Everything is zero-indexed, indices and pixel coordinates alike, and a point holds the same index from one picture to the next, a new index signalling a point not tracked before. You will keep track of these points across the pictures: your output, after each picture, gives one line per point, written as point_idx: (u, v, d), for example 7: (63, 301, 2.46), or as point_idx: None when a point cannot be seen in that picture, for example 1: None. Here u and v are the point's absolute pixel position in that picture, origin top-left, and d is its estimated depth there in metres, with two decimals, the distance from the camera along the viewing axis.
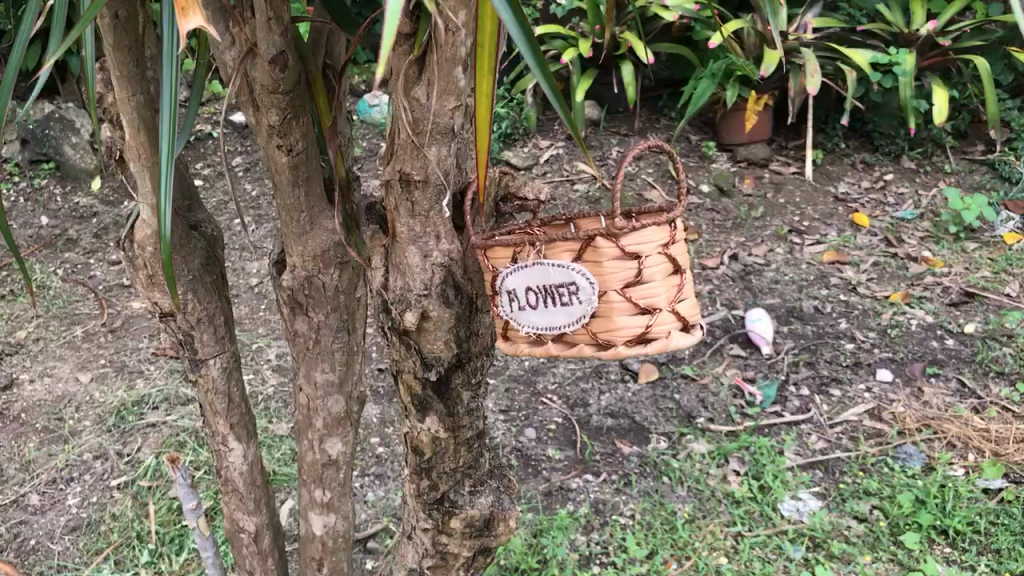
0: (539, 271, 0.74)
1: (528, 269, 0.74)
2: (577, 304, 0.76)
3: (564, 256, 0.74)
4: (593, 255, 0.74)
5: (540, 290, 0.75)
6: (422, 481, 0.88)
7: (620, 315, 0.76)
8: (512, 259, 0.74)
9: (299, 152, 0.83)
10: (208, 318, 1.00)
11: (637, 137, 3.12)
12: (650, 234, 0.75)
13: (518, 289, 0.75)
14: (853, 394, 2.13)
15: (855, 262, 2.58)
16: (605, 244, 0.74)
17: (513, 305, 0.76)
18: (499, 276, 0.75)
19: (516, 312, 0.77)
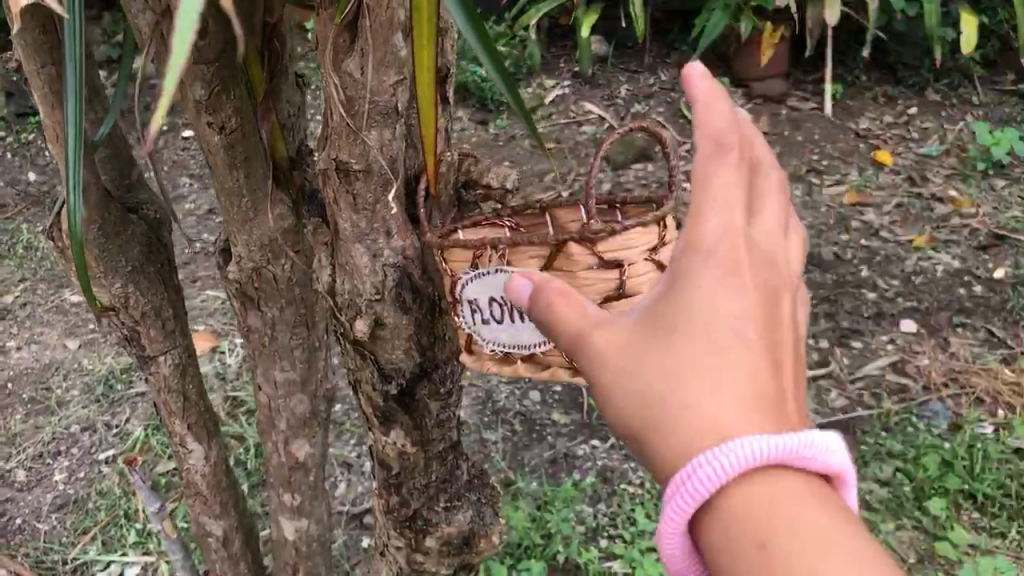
0: (499, 279, 0.67)
1: (489, 276, 0.67)
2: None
3: (533, 263, 0.67)
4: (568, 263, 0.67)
5: (505, 302, 0.68)
6: (391, 497, 0.78)
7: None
8: (474, 261, 0.67)
9: (233, 130, 0.71)
10: (155, 311, 0.89)
11: (647, 74, 2.98)
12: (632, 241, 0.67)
13: (481, 297, 0.68)
14: (874, 346, 2.02)
15: (877, 203, 2.44)
16: (578, 250, 0.66)
17: (475, 316, 0.69)
18: (458, 282, 0.68)
19: (480, 324, 0.70)
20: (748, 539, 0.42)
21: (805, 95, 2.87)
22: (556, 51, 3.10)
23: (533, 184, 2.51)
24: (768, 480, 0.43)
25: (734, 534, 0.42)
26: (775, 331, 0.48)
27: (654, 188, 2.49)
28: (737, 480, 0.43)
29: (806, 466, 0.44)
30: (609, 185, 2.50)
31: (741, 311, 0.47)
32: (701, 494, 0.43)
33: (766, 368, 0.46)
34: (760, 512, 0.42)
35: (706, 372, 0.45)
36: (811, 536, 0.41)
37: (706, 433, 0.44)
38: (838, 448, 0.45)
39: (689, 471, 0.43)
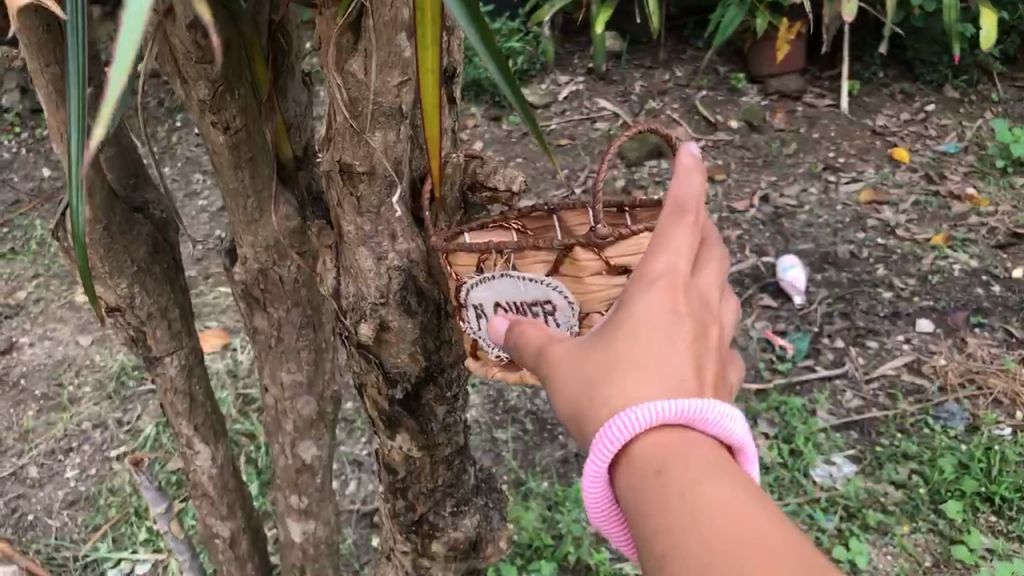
0: (503, 284, 0.62)
1: (493, 283, 0.62)
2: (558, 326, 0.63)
3: (538, 269, 0.62)
4: (574, 268, 0.62)
5: (512, 307, 0.64)
6: (398, 501, 0.77)
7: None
8: (478, 267, 0.62)
9: (238, 130, 0.71)
10: (161, 311, 0.88)
11: (662, 70, 2.95)
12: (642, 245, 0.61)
13: (486, 303, 0.63)
14: (890, 347, 1.99)
15: (893, 201, 2.41)
16: (585, 254, 0.61)
17: (479, 323, 0.64)
18: (463, 288, 0.63)
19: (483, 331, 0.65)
20: (649, 477, 0.47)
21: (821, 91, 2.85)
22: (570, 47, 3.08)
23: (546, 181, 2.49)
24: (673, 431, 0.49)
25: (639, 475, 0.48)
26: (702, 339, 0.54)
27: (667, 186, 2.47)
28: (647, 431, 0.49)
29: (710, 430, 0.49)
30: (622, 182, 2.49)
31: (670, 324, 0.53)
32: (616, 443, 0.49)
33: (688, 359, 0.52)
34: (662, 454, 0.48)
35: (633, 357, 0.52)
36: (702, 472, 0.46)
37: (625, 395, 0.50)
38: (742, 425, 0.51)
39: (608, 426, 0.49)
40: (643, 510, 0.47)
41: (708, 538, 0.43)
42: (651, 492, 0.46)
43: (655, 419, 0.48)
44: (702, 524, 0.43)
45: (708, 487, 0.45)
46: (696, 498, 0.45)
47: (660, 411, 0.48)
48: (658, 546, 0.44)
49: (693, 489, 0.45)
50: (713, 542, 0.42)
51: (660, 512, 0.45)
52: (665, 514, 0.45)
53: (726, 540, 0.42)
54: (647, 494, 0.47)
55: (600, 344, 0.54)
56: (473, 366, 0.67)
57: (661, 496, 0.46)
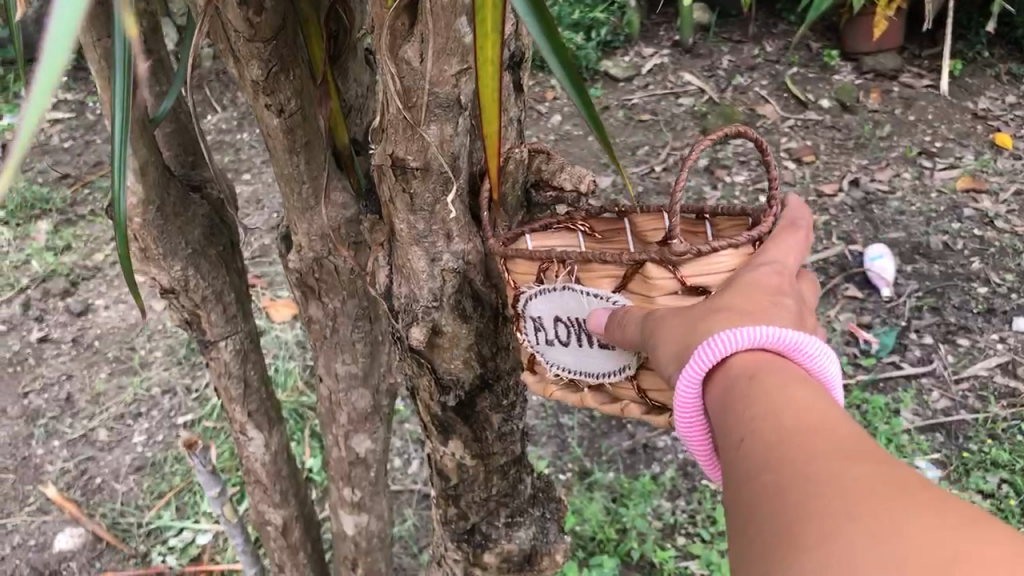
0: (561, 298, 0.59)
1: (552, 296, 0.59)
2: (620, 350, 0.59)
3: (603, 285, 0.58)
4: (643, 285, 0.57)
5: (574, 324, 0.60)
6: (450, 509, 0.73)
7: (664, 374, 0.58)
8: (538, 274, 0.59)
9: (293, 113, 0.66)
10: (215, 296, 0.85)
11: (751, 44, 2.84)
12: (718, 265, 0.55)
13: (546, 318, 0.60)
14: (983, 345, 1.89)
15: (993, 190, 2.28)
16: (658, 273, 0.55)
17: (539, 336, 0.61)
18: (522, 298, 0.60)
19: (543, 345, 0.62)
20: (740, 384, 0.46)
21: (919, 71, 2.71)
22: (655, 19, 2.99)
23: (625, 160, 2.44)
24: (773, 357, 0.47)
25: (731, 386, 0.46)
26: (805, 315, 0.52)
27: (751, 167, 2.39)
28: (747, 351, 0.47)
29: (806, 364, 0.47)
30: (704, 161, 2.41)
31: (778, 287, 0.52)
32: (711, 360, 0.48)
33: (794, 316, 0.50)
34: (756, 367, 0.46)
35: (743, 305, 0.50)
36: (795, 383, 0.45)
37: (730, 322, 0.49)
38: (840, 377, 0.49)
39: (705, 344, 0.48)
40: (730, 407, 0.45)
41: (788, 422, 0.41)
42: (739, 396, 0.45)
43: (758, 341, 0.47)
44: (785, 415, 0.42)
45: (801, 392, 0.43)
46: (785, 398, 0.43)
47: (763, 331, 0.47)
48: (737, 436, 0.43)
49: (783, 392, 0.44)
50: (791, 426, 0.41)
51: (749, 403, 0.44)
52: (754, 403, 0.44)
53: (808, 426, 0.41)
54: (737, 399, 0.45)
55: (708, 302, 0.52)
56: (529, 381, 0.65)
57: (746, 397, 0.44)
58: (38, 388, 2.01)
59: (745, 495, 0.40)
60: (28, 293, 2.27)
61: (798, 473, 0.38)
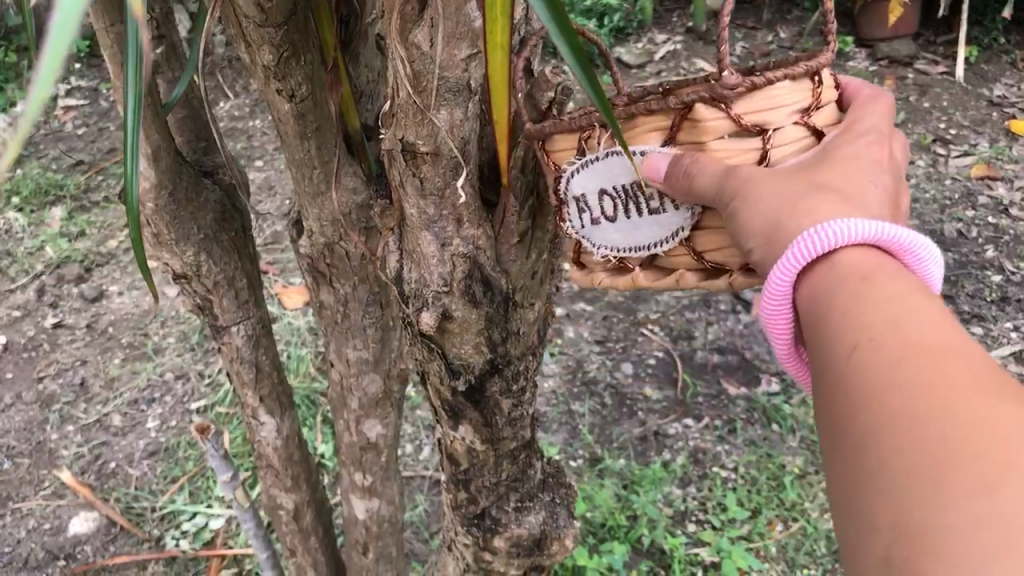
0: (601, 169, 0.59)
1: (593, 169, 0.59)
2: (671, 212, 0.60)
3: (651, 139, 0.58)
4: (694, 131, 0.57)
5: (620, 195, 0.60)
6: (459, 493, 0.73)
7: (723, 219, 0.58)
8: (579, 149, 0.58)
9: (304, 98, 0.67)
10: (227, 281, 0.86)
11: (765, 31, 2.83)
12: (778, 104, 0.56)
13: (590, 196, 0.60)
14: (997, 334, 1.88)
15: (1009, 177, 2.26)
16: (710, 115, 0.56)
17: (585, 217, 0.61)
18: (564, 178, 0.60)
19: (590, 228, 0.62)
20: (851, 283, 0.49)
21: (935, 57, 2.68)
22: (668, 5, 2.98)
23: None
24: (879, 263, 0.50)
25: (838, 285, 0.49)
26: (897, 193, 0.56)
27: None
28: (854, 247, 0.51)
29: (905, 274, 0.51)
30: None
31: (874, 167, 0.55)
32: (817, 251, 0.51)
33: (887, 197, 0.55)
34: (867, 268, 0.49)
35: (841, 189, 0.53)
36: (907, 294, 0.47)
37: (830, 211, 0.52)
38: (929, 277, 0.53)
39: (811, 229, 0.51)
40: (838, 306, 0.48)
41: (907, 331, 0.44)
42: (850, 295, 0.48)
43: (869, 241, 0.50)
44: (900, 328, 0.45)
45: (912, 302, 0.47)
46: (897, 310, 0.46)
47: (872, 228, 0.50)
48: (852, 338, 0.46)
49: (895, 306, 0.46)
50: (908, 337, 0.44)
51: (862, 309, 0.47)
52: (867, 311, 0.47)
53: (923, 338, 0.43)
54: (846, 299, 0.48)
55: (795, 176, 0.55)
56: (578, 278, 0.65)
57: (859, 299, 0.47)
58: (52, 373, 2.02)
59: (857, 398, 0.43)
60: (43, 279, 2.29)
61: (917, 386, 0.41)
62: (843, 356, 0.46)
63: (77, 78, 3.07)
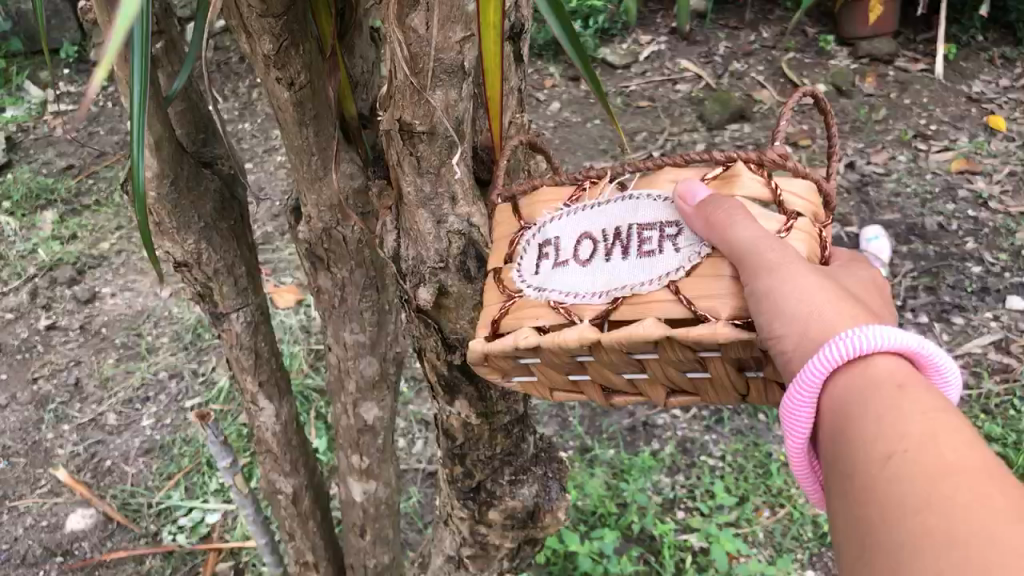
0: (593, 211, 0.60)
1: (583, 213, 0.60)
2: (666, 254, 0.56)
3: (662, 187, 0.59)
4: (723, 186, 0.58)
5: (602, 245, 0.58)
6: (456, 468, 0.76)
7: (726, 267, 0.53)
8: (568, 200, 0.62)
9: (303, 86, 0.69)
10: (227, 269, 0.88)
11: (748, 30, 2.87)
12: (798, 190, 0.57)
13: (572, 239, 0.59)
14: (977, 323, 1.92)
15: (988, 171, 2.31)
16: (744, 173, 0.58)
17: (559, 255, 0.59)
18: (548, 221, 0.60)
19: (558, 270, 0.58)
20: (888, 390, 0.45)
21: (914, 55, 2.73)
22: (653, 5, 3.02)
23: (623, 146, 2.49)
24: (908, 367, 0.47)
25: (868, 388, 0.45)
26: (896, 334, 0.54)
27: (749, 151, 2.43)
28: (890, 355, 0.47)
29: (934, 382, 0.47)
30: (701, 147, 2.46)
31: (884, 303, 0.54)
32: (854, 351, 0.46)
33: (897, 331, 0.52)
34: (897, 375, 0.46)
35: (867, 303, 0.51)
36: (941, 408, 0.43)
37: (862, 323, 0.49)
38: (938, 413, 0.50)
39: (851, 330, 0.47)
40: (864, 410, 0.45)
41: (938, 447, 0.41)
42: (875, 400, 0.44)
43: (907, 352, 0.47)
44: (944, 442, 0.41)
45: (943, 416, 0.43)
46: (935, 417, 0.42)
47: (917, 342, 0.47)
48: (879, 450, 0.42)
49: (937, 415, 0.43)
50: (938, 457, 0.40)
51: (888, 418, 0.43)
52: (894, 420, 0.43)
53: (954, 460, 0.40)
54: (880, 402, 0.44)
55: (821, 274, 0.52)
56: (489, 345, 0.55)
57: (887, 407, 0.44)
58: (47, 373, 2.04)
59: (885, 516, 0.40)
60: (36, 282, 2.30)
61: (947, 518, 0.37)
62: (876, 465, 0.42)
63: (66, 82, 3.09)
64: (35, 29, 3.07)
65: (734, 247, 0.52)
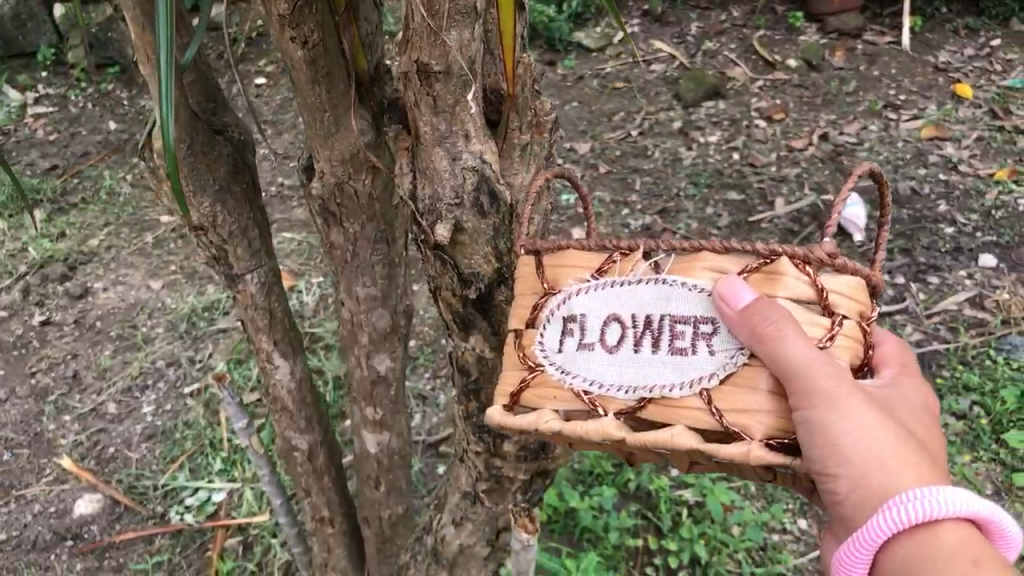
0: (623, 292, 0.65)
1: (611, 290, 0.66)
2: (698, 356, 0.62)
3: (700, 277, 0.63)
4: (767, 281, 0.62)
5: (632, 329, 0.64)
6: (472, 403, 0.81)
7: (765, 379, 0.60)
8: (597, 271, 0.67)
9: (315, 45, 0.73)
10: (241, 230, 0.93)
11: (718, 11, 2.94)
12: (843, 290, 0.61)
13: (601, 317, 0.65)
14: (952, 281, 1.98)
15: (957, 137, 2.37)
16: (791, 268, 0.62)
17: (584, 334, 0.65)
18: (565, 295, 0.67)
19: (581, 347, 0.65)
20: (961, 562, 0.55)
21: (882, 29, 2.79)
22: None
23: (601, 127, 2.55)
24: (977, 533, 0.57)
25: (944, 555, 0.55)
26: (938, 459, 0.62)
27: (724, 127, 2.49)
28: (957, 520, 0.56)
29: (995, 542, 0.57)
30: (678, 124, 2.52)
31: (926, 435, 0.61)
32: (927, 516, 0.56)
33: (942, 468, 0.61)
34: (968, 544, 0.56)
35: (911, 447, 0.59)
36: None
37: (920, 474, 0.58)
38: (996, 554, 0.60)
39: (921, 493, 0.56)
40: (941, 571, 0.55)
41: None
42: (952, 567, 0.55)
43: (975, 518, 0.56)
44: None
45: None
46: None
47: (983, 509, 0.56)
48: None
49: None
50: None
51: None
52: None
53: None
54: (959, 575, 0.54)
55: (873, 406, 0.59)
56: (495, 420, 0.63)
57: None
58: (44, 367, 2.06)
59: None
60: (27, 279, 2.32)
61: None
62: None
63: (44, 86, 3.10)
64: (11, 33, 3.12)
65: (782, 365, 0.57)
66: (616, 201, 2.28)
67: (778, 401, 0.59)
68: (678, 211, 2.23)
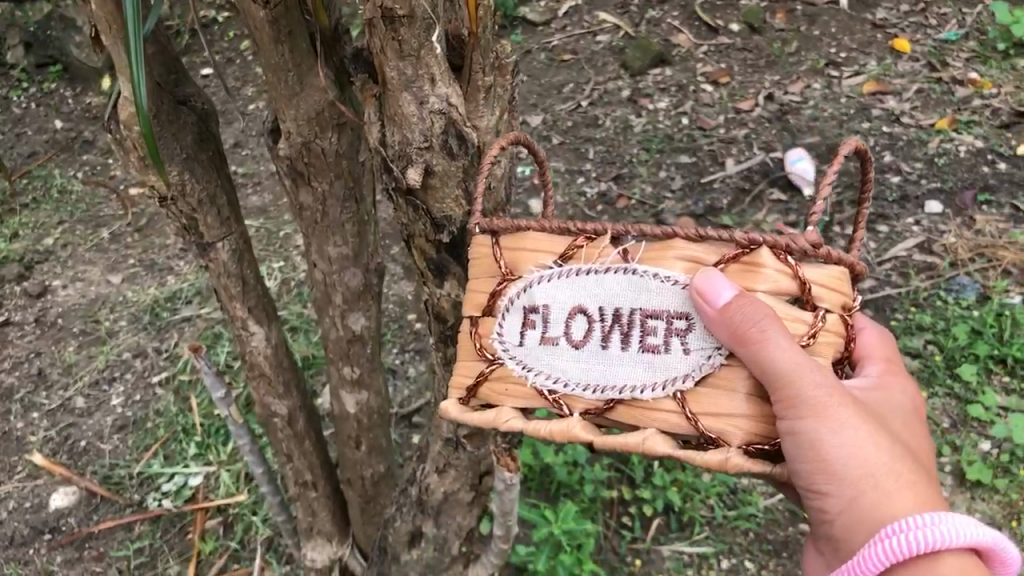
0: (589, 281, 0.70)
1: (576, 279, 0.70)
2: (672, 353, 0.68)
3: (676, 267, 0.68)
4: (745, 272, 0.67)
5: (598, 320, 0.70)
6: (449, 348, 0.84)
7: (743, 381, 0.66)
8: (561, 257, 0.71)
9: (276, 5, 0.74)
10: (210, 198, 0.94)
11: None
12: (825, 282, 0.66)
13: (568, 307, 0.70)
14: (900, 229, 2.04)
15: (898, 90, 2.43)
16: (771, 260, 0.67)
17: (548, 323, 0.71)
18: (530, 283, 0.71)
19: (548, 337, 0.70)
20: None
21: None
22: None
23: (552, 99, 2.57)
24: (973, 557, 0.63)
25: None
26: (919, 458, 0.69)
27: (672, 93, 2.53)
28: (962, 555, 0.62)
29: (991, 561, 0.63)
30: (627, 93, 2.55)
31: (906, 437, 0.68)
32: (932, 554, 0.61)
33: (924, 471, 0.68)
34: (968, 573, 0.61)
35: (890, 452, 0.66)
36: None
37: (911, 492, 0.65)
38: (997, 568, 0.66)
39: (924, 525, 0.62)
40: None
41: None
42: None
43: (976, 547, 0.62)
44: None
45: None
46: None
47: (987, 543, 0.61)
48: None
49: None
50: None
51: None
52: None
53: None
54: None
55: (860, 419, 0.65)
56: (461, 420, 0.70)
57: None
58: (7, 367, 2.04)
59: None
60: None
61: None
62: None
63: None
64: None
65: (768, 367, 0.63)
66: (570, 170, 2.31)
67: (757, 406, 0.66)
68: (632, 177, 2.27)
